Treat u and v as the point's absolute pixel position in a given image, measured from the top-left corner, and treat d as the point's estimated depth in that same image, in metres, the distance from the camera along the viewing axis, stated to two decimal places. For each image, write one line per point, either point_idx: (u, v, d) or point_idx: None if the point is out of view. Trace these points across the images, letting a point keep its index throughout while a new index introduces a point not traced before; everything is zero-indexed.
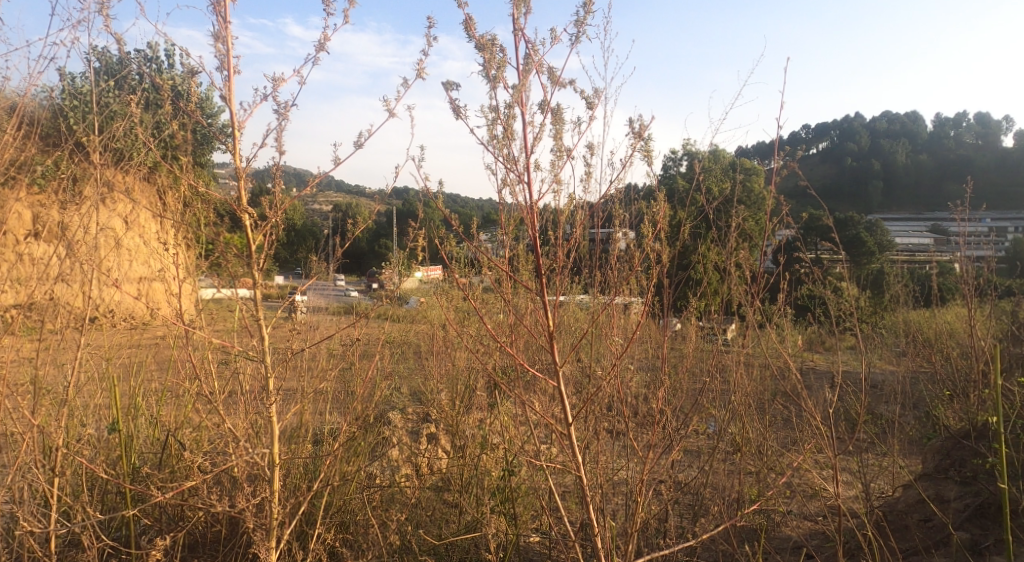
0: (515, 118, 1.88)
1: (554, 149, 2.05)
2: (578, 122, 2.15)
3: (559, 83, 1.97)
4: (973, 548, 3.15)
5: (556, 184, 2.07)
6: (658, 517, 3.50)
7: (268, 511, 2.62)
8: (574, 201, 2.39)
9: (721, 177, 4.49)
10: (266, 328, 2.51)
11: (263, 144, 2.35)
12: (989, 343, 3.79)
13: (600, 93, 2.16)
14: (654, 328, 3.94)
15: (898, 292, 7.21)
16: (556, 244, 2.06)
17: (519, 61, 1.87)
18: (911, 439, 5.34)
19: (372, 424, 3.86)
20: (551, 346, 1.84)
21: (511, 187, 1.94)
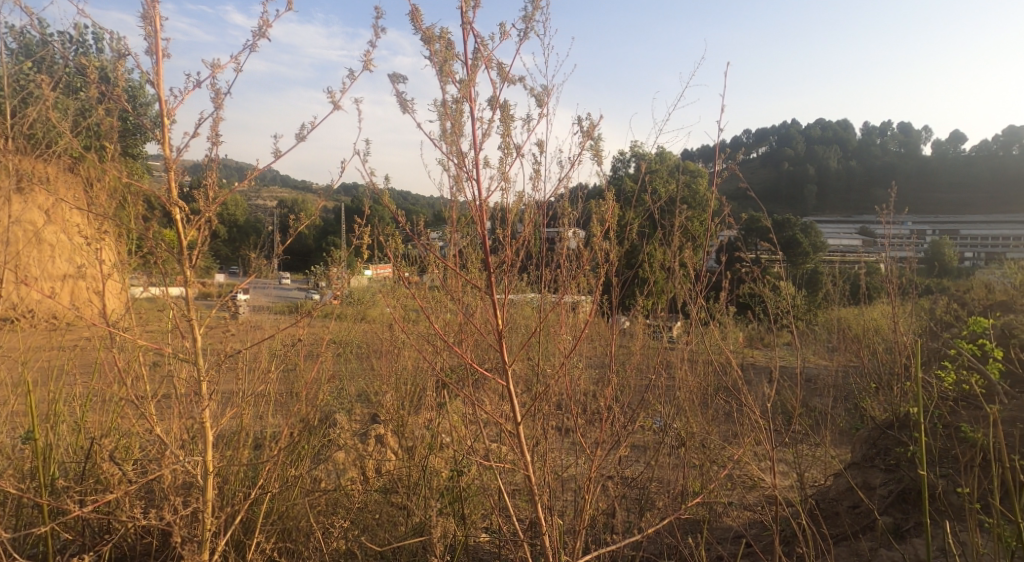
0: (464, 113, 1.85)
1: (503, 146, 2.03)
2: (527, 120, 2.15)
3: (508, 79, 1.95)
4: (896, 531, 3.35)
5: (505, 180, 2.06)
6: (607, 512, 3.53)
7: (201, 522, 2.48)
8: (524, 200, 2.37)
9: (668, 178, 4.58)
10: (200, 329, 2.37)
11: (196, 133, 2.23)
12: (911, 338, 4.03)
13: (550, 91, 2.17)
14: (603, 326, 3.99)
15: (831, 291, 7.57)
16: (503, 245, 2.03)
17: (468, 55, 1.84)
18: (842, 430, 5.62)
19: (317, 427, 3.74)
20: (501, 346, 1.80)
21: (461, 184, 1.90)
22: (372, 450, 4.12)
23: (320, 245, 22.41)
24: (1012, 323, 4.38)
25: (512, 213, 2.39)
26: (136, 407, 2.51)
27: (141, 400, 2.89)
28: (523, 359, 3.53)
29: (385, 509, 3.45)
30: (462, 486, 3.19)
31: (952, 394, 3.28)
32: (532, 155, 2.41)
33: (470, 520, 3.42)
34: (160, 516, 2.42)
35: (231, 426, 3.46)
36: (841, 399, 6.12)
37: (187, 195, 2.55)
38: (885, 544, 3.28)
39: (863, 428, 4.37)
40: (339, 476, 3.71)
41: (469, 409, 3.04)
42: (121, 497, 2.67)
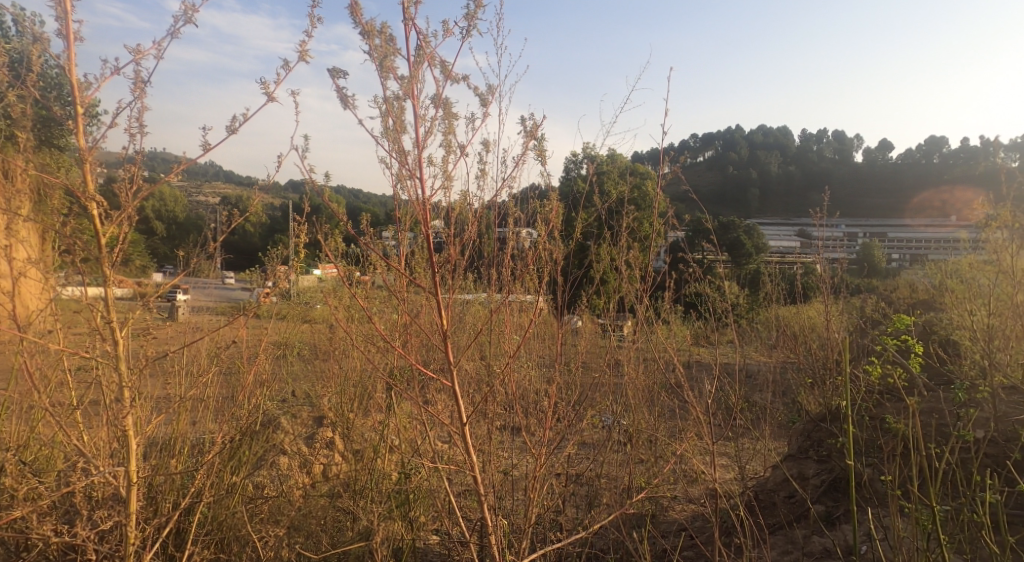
0: (407, 110, 1.85)
1: (446, 144, 2.04)
2: (472, 118, 2.15)
3: (451, 77, 1.96)
4: (827, 519, 3.52)
5: (449, 179, 2.06)
6: (555, 509, 3.57)
7: (124, 535, 2.36)
8: (469, 199, 2.38)
9: (615, 180, 4.67)
10: (122, 332, 2.26)
11: (115, 123, 2.12)
12: (842, 334, 4.25)
13: (494, 90, 2.19)
14: (551, 325, 4.03)
15: (771, 290, 7.88)
16: (446, 246, 2.02)
17: (410, 52, 1.84)
18: (780, 423, 5.86)
19: (258, 431, 3.64)
20: (444, 346, 1.77)
21: (404, 183, 1.89)
22: (318, 453, 4.04)
23: (266, 243, 21.81)
24: (931, 320, 4.67)
25: (457, 211, 2.39)
26: (53, 415, 2.37)
27: (61, 407, 2.73)
28: (472, 359, 3.53)
29: (331, 514, 3.38)
30: (408, 489, 3.15)
31: (877, 386, 3.48)
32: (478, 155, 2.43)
33: (418, 522, 3.40)
34: (82, 530, 2.30)
35: (163, 433, 3.32)
36: (779, 393, 6.39)
37: (110, 189, 2.43)
38: (817, 531, 3.45)
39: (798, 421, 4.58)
40: (282, 481, 3.62)
41: (417, 409, 3.02)
42: (33, 512, 2.51)
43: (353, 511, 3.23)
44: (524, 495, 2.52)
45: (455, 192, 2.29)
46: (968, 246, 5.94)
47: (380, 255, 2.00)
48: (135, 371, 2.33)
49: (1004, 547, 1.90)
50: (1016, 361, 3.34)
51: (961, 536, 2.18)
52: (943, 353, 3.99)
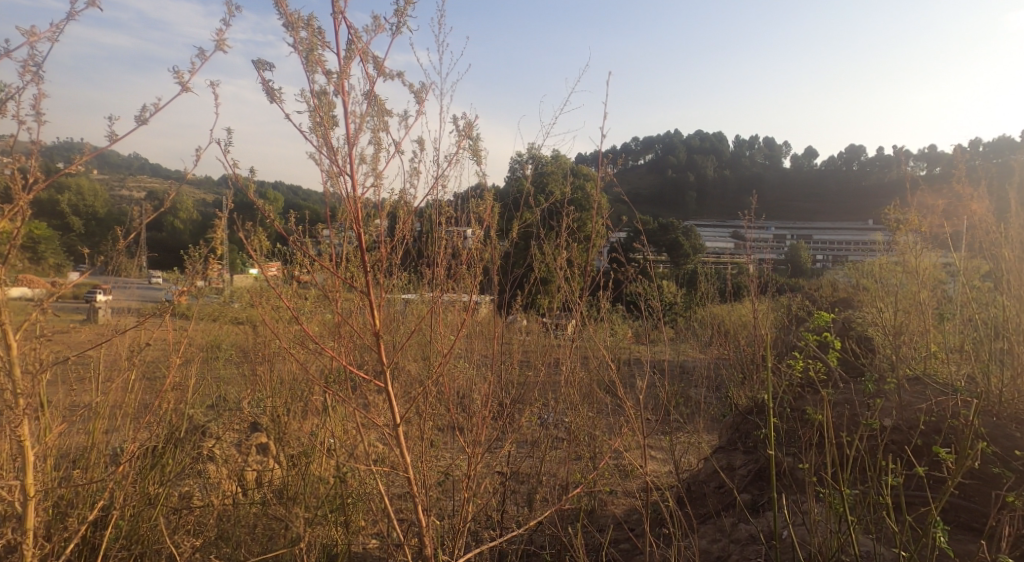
0: (336, 105, 1.84)
1: (378, 141, 2.04)
2: (406, 115, 2.16)
3: (383, 74, 1.96)
4: (753, 507, 3.69)
5: (381, 177, 2.06)
6: (493, 507, 3.60)
7: (25, 552, 2.22)
8: (403, 198, 2.37)
9: (554, 181, 4.74)
10: (18, 337, 2.11)
11: (9, 110, 2.00)
12: (768, 331, 4.47)
13: (428, 88, 2.20)
14: (491, 325, 4.06)
15: (705, 289, 8.18)
16: (378, 247, 2.02)
17: (340, 46, 1.83)
18: (712, 417, 6.10)
19: (184, 437, 3.50)
20: (376, 347, 1.76)
21: (335, 179, 1.88)
22: (250, 458, 3.93)
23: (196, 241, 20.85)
24: (849, 318, 4.98)
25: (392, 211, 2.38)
26: None
27: None
28: (411, 359, 3.52)
29: (261, 522, 3.29)
30: (342, 492, 3.11)
31: (798, 380, 3.69)
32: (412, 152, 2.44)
33: (354, 525, 3.35)
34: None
35: (75, 441, 3.15)
36: (712, 388, 6.65)
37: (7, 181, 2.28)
38: (743, 519, 3.61)
39: (728, 415, 4.78)
40: (211, 488, 3.51)
41: (352, 410, 2.98)
42: None
43: (283, 517, 3.16)
44: (461, 494, 2.54)
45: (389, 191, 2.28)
46: (883, 248, 6.36)
47: (310, 255, 1.97)
48: (36, 377, 2.19)
49: (902, 527, 2.06)
50: (920, 354, 3.61)
51: (866, 519, 2.35)
52: (858, 348, 4.26)
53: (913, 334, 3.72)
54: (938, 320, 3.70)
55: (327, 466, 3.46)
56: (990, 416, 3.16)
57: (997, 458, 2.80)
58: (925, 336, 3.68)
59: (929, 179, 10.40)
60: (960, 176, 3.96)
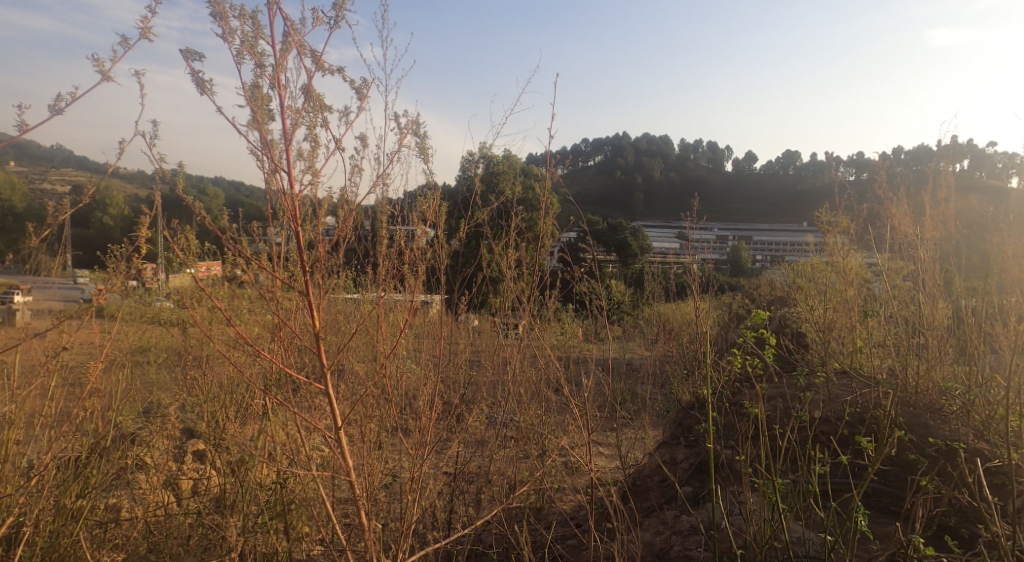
0: (271, 99, 1.81)
1: (317, 137, 2.01)
2: (346, 111, 2.14)
3: (321, 68, 1.93)
4: (694, 499, 3.80)
5: (320, 173, 2.03)
6: (441, 508, 3.58)
7: None
8: (344, 196, 2.34)
9: (502, 181, 4.77)
10: None
11: None
12: (710, 328, 4.64)
13: (369, 84, 2.18)
14: (439, 325, 4.06)
15: (651, 288, 8.38)
16: (316, 245, 1.99)
17: (274, 39, 1.79)
18: (657, 413, 6.26)
19: (111, 446, 3.33)
20: (316, 348, 1.72)
21: (271, 176, 1.85)
22: (185, 467, 3.78)
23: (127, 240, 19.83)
24: (784, 315, 5.21)
25: (331, 208, 2.35)
26: None
27: None
28: (356, 360, 3.47)
29: (196, 533, 3.17)
30: (282, 497, 3.04)
31: (736, 375, 3.85)
32: (354, 149, 2.41)
33: (296, 532, 3.28)
34: None
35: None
36: (657, 385, 6.83)
37: None
38: (685, 511, 3.72)
39: (672, 410, 4.93)
40: (142, 498, 3.37)
41: (293, 413, 2.91)
42: None
43: (220, 525, 3.07)
44: (407, 494, 2.52)
45: (328, 188, 2.26)
46: (816, 248, 6.68)
47: (244, 254, 1.92)
48: None
49: (827, 513, 2.18)
50: (847, 349, 3.81)
51: (796, 507, 2.47)
52: (792, 344, 4.46)
53: (841, 330, 3.93)
54: (864, 316, 3.92)
55: (266, 471, 3.37)
56: (908, 406, 3.38)
57: (913, 445, 2.99)
58: (852, 332, 3.90)
59: (857, 185, 11.01)
60: (883, 181, 4.21)
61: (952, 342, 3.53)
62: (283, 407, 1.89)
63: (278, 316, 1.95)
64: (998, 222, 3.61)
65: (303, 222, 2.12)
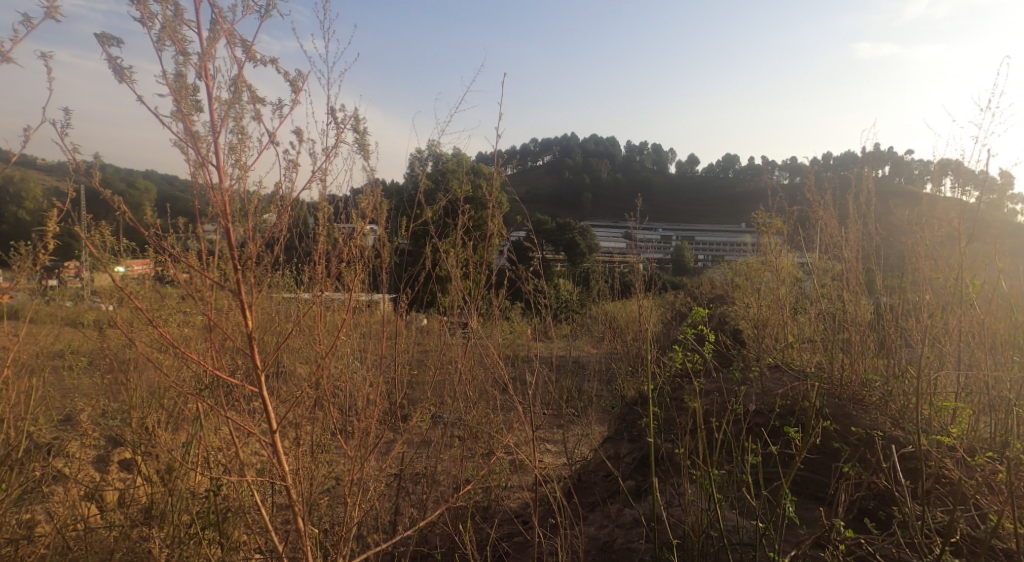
0: (197, 89, 1.76)
1: (247, 129, 1.97)
2: (279, 103, 2.10)
3: (251, 58, 1.89)
4: (636, 492, 3.90)
5: (251, 166, 1.99)
6: (385, 510, 3.54)
7: None
8: (278, 191, 2.30)
9: (448, 180, 4.75)
10: None
11: None
12: (653, 325, 4.77)
13: (304, 76, 2.14)
14: (384, 324, 4.01)
15: (597, 287, 8.53)
16: (249, 242, 1.95)
17: (200, 26, 1.75)
18: (603, 409, 6.37)
19: (26, 457, 3.14)
20: (249, 347, 1.69)
21: (198, 168, 1.80)
22: (110, 477, 3.60)
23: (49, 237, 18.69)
24: (723, 312, 5.40)
25: (267, 203, 2.30)
26: None
27: None
28: (295, 360, 3.38)
29: (121, 546, 3.02)
30: (215, 505, 2.94)
31: (677, 370, 3.97)
32: (289, 143, 2.36)
33: (231, 541, 3.17)
34: None
35: None
36: (603, 381, 6.96)
37: None
38: (628, 505, 3.81)
39: (617, 406, 5.04)
40: (62, 511, 3.18)
41: (228, 416, 2.82)
42: None
43: (149, 537, 2.94)
44: (349, 495, 2.49)
45: (261, 183, 2.21)
46: (753, 248, 6.96)
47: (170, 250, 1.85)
48: None
49: (758, 501, 2.29)
50: (780, 344, 3.99)
51: (729, 496, 2.57)
52: (729, 341, 4.63)
53: (775, 327, 4.10)
54: (795, 313, 4.11)
55: (199, 479, 3.25)
56: (834, 397, 3.56)
57: (838, 434, 3.17)
58: (785, 328, 4.09)
59: (790, 188, 11.54)
60: (812, 185, 4.42)
61: (874, 337, 3.75)
62: (216, 411, 1.84)
63: (208, 315, 1.90)
64: (916, 224, 3.85)
65: (235, 218, 2.06)
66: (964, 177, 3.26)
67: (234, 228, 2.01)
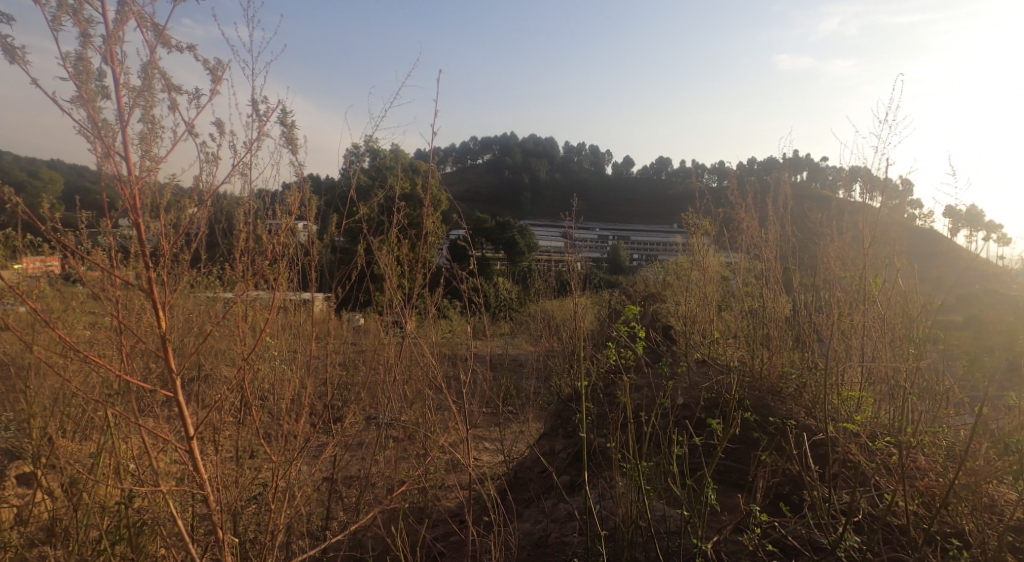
0: (101, 73, 1.67)
1: (159, 118, 1.88)
2: (196, 92, 2.01)
3: (163, 43, 1.81)
4: (570, 487, 3.97)
5: (163, 158, 1.90)
6: (315, 514, 3.45)
7: None
8: (195, 185, 2.20)
9: (384, 178, 4.68)
10: None
11: None
12: (588, 322, 4.87)
13: (222, 65, 2.06)
14: (316, 323, 3.92)
15: (536, 286, 8.61)
16: (163, 237, 1.86)
17: (104, 6, 1.65)
18: (540, 407, 6.45)
19: None
20: (162, 347, 1.61)
21: (103, 159, 1.71)
22: (10, 491, 3.34)
23: None
24: (655, 310, 5.58)
25: (184, 197, 2.21)
26: None
27: None
28: (217, 363, 3.25)
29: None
30: (128, 517, 2.78)
31: (610, 366, 4.08)
32: (207, 134, 2.27)
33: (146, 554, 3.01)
34: None
35: None
36: (540, 379, 7.04)
37: None
38: (562, 499, 3.88)
39: (553, 402, 5.11)
40: None
41: (142, 423, 2.68)
42: None
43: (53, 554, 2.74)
44: (276, 501, 2.42)
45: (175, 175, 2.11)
46: (684, 248, 7.20)
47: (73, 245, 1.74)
48: None
49: (682, 490, 2.38)
50: (706, 340, 4.15)
51: (657, 488, 2.65)
52: (660, 338, 4.78)
53: (702, 323, 4.27)
54: (721, 310, 4.30)
55: (110, 490, 3.06)
56: (755, 390, 3.75)
57: (757, 425, 3.34)
58: (711, 324, 4.27)
59: (719, 190, 12.02)
60: (736, 187, 4.63)
61: (791, 333, 3.97)
62: (126, 416, 1.75)
63: (117, 314, 1.80)
64: (829, 226, 4.09)
65: (147, 212, 1.95)
66: (868, 182, 3.51)
67: (146, 222, 1.91)
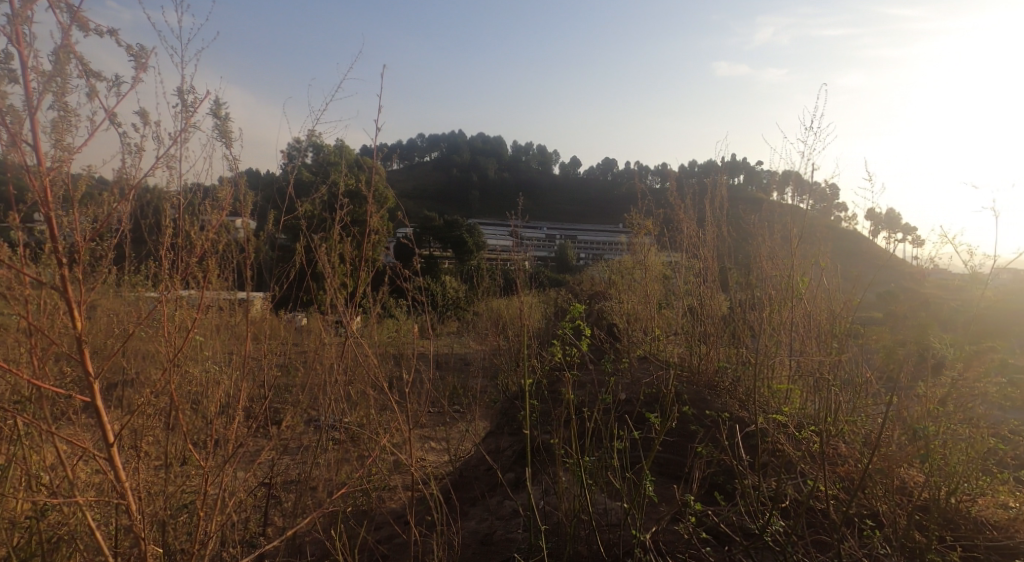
0: (5, 54, 1.55)
1: (72, 106, 1.77)
2: (115, 79, 1.90)
3: (77, 25, 1.70)
4: (515, 484, 3.98)
5: (77, 149, 1.79)
6: (251, 520, 3.33)
7: None
8: (114, 179, 2.08)
9: (325, 173, 4.56)
10: None
11: None
12: (533, 320, 4.89)
13: (144, 52, 1.96)
14: (254, 323, 3.79)
15: (482, 284, 8.59)
16: (79, 232, 1.75)
17: None
18: (486, 405, 6.43)
19: None
20: (75, 347, 1.51)
21: (7, 147, 1.58)
22: None
23: None
24: (599, 307, 5.64)
25: (103, 190, 2.08)
26: None
27: None
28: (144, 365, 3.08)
29: None
30: (44, 530, 2.60)
31: (555, 362, 4.11)
32: (128, 125, 2.15)
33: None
34: None
35: None
36: (487, 376, 7.04)
37: None
38: (507, 497, 3.88)
39: (498, 400, 5.12)
40: None
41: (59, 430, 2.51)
42: None
43: None
44: (209, 507, 2.32)
45: (91, 167, 1.99)
46: (628, 247, 7.34)
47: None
48: None
49: (622, 484, 2.41)
50: (648, 337, 4.23)
51: (598, 484, 2.68)
52: (604, 336, 4.84)
53: (643, 321, 4.35)
54: (662, 308, 4.39)
55: (24, 502, 2.86)
56: (694, 385, 3.85)
57: (694, 418, 3.44)
58: (652, 321, 4.37)
59: (662, 191, 12.31)
60: (676, 188, 4.73)
61: (728, 329, 4.09)
62: (39, 421, 1.64)
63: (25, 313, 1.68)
64: (764, 226, 4.24)
65: (60, 205, 1.83)
66: (799, 184, 3.65)
67: (60, 215, 1.79)
